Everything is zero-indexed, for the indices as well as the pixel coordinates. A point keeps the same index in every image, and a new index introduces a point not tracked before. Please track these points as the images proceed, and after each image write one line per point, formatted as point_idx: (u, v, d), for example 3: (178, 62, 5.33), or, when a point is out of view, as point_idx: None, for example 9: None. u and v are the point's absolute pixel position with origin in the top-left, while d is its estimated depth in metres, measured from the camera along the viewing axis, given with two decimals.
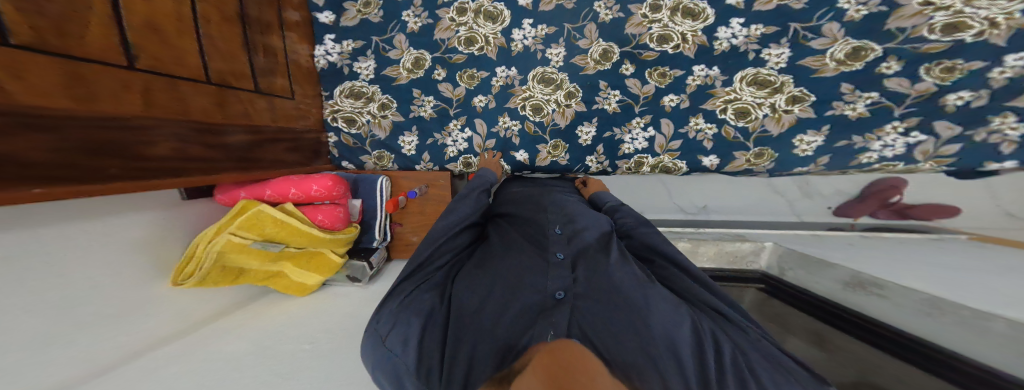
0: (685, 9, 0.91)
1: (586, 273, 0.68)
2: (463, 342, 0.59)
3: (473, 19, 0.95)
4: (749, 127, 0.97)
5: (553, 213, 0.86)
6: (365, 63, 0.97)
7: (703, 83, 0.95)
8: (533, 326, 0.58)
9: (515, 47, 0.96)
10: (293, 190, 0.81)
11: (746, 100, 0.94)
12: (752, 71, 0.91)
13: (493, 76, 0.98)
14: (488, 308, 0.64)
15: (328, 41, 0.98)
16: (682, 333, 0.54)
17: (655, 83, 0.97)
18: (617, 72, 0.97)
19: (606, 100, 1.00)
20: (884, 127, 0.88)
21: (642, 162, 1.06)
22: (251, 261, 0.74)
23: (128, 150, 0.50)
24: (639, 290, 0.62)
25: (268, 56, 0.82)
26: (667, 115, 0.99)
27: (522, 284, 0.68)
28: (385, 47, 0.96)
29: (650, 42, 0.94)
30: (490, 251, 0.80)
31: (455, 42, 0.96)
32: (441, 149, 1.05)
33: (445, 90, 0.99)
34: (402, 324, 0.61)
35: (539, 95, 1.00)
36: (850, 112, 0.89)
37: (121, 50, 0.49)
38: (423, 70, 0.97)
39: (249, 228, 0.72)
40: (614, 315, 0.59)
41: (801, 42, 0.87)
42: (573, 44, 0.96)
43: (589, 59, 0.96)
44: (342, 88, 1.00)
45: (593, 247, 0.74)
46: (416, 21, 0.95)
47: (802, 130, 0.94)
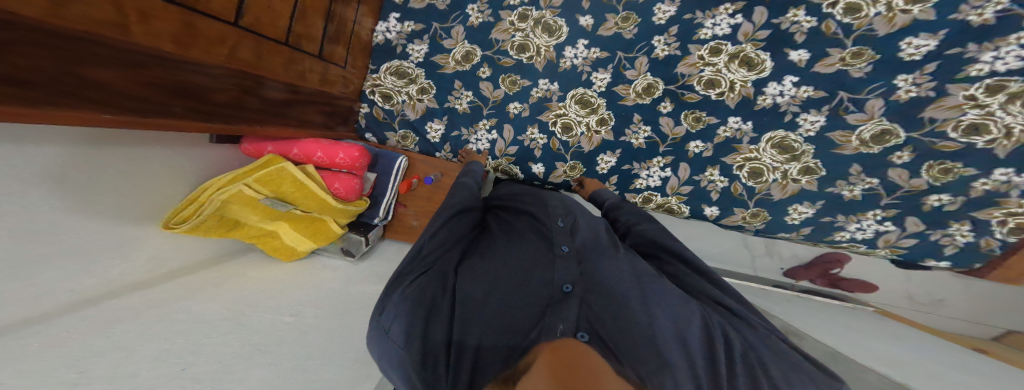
0: (744, 58, 0.91)
1: (593, 266, 0.72)
2: (472, 334, 0.59)
3: (531, 27, 0.94)
4: (756, 187, 1.04)
5: (554, 207, 0.92)
6: (418, 47, 0.96)
7: (732, 136, 0.98)
8: (542, 320, 0.59)
9: (563, 63, 0.97)
10: (318, 154, 0.82)
11: (764, 161, 0.99)
12: (781, 134, 0.94)
13: (535, 87, 0.98)
14: (498, 296, 0.66)
15: (391, 19, 0.97)
16: (692, 328, 0.58)
17: (687, 126, 0.99)
18: (654, 108, 0.98)
19: (635, 133, 1.02)
20: (866, 212, 0.99)
21: (651, 199, 1.11)
22: (251, 215, 0.71)
23: (202, 96, 0.54)
24: (647, 287, 0.67)
25: (340, 24, 0.82)
26: (687, 160, 1.03)
27: (531, 277, 0.70)
28: (442, 35, 0.96)
29: (697, 84, 0.95)
30: (494, 243, 0.83)
31: (508, 45, 0.95)
32: (462, 144, 1.05)
33: (485, 89, 0.98)
34: (408, 319, 0.59)
35: (572, 115, 1.01)
36: (846, 192, 0.98)
37: (230, 7, 0.53)
38: (470, 65, 0.97)
39: (265, 182, 0.70)
40: (624, 307, 0.61)
41: (839, 112, 0.89)
42: (620, 73, 0.97)
43: (631, 90, 0.98)
44: (389, 65, 0.98)
45: (600, 240, 0.80)
46: (478, 16, 0.94)
47: (802, 200, 1.02)
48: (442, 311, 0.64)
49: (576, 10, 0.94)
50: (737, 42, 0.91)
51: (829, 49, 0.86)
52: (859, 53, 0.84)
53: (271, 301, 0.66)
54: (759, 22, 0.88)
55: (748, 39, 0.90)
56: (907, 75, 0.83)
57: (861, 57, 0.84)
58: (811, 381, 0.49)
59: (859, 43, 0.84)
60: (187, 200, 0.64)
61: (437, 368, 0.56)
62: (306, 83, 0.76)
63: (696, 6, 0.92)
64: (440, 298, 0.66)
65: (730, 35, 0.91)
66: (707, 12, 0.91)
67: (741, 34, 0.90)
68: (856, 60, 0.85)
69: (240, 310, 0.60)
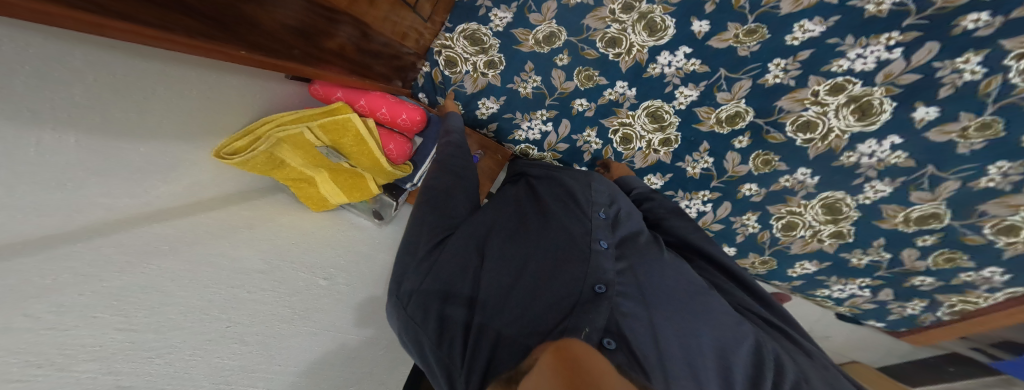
0: (864, 104, 0.78)
1: (631, 267, 0.64)
2: (491, 322, 0.54)
3: (633, 21, 0.83)
4: (781, 238, 1.05)
5: (596, 192, 0.81)
6: (502, 14, 0.86)
7: (791, 186, 0.95)
8: (566, 317, 0.52)
9: (652, 69, 0.88)
10: (383, 110, 0.71)
11: (803, 218, 0.99)
12: (838, 195, 0.92)
13: (610, 87, 0.91)
14: (522, 283, 0.59)
15: None
16: (741, 348, 0.52)
17: (752, 167, 0.95)
18: (728, 140, 0.93)
19: (694, 162, 0.99)
20: (855, 278, 1.04)
21: None
22: (296, 158, 0.64)
23: (309, 35, 0.56)
24: (695, 299, 0.60)
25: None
26: (733, 200, 1.03)
27: (561, 267, 0.62)
28: (531, 8, 0.85)
29: (790, 124, 0.86)
30: (528, 225, 0.74)
31: (599, 36, 0.85)
32: (511, 129, 0.99)
33: (556, 78, 0.91)
34: (424, 300, 0.57)
35: (637, 127, 0.96)
36: (855, 259, 1.01)
37: None
38: (549, 49, 0.88)
39: (328, 131, 0.63)
40: (666, 318, 0.54)
41: (909, 187, 0.86)
42: (712, 93, 0.88)
43: (713, 115, 0.91)
44: (466, 27, 0.88)
45: (645, 238, 0.74)
46: None
47: (811, 257, 1.06)
48: (463, 296, 0.59)
49: (695, 9, 0.80)
50: (871, 82, 0.76)
51: (964, 112, 0.72)
52: (988, 125, 0.73)
53: (299, 261, 0.65)
54: (916, 63, 0.71)
55: (885, 82, 0.75)
56: (1006, 163, 0.76)
57: (983, 132, 0.74)
58: None
59: (1000, 112, 0.71)
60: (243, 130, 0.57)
61: (452, 347, 0.52)
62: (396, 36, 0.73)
63: (855, 29, 0.73)
64: (459, 282, 0.61)
65: (868, 74, 0.75)
66: (862, 39, 0.73)
67: (882, 74, 0.74)
68: (974, 135, 0.74)
69: (273, 266, 0.60)
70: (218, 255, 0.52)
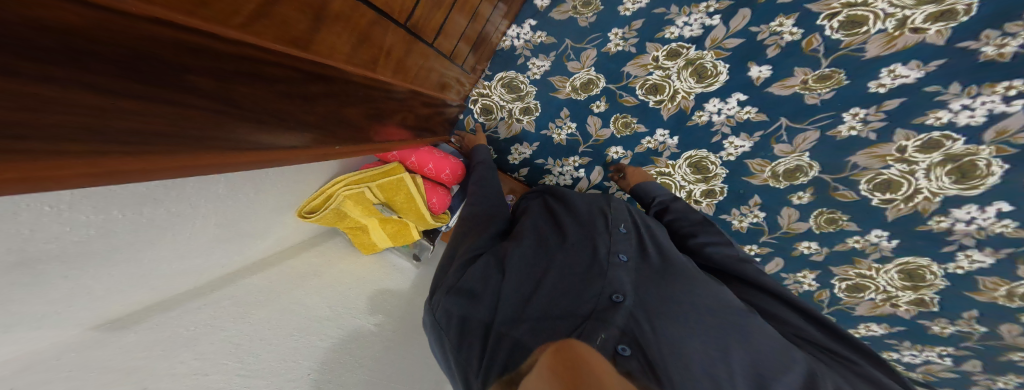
0: (965, 165, 0.64)
1: (647, 283, 0.58)
2: (516, 330, 0.51)
3: (679, 68, 0.78)
4: (843, 299, 0.89)
5: (616, 207, 0.74)
6: (540, 63, 0.87)
7: (861, 248, 0.80)
8: (582, 325, 0.51)
9: (698, 117, 0.80)
10: (429, 166, 0.86)
11: (875, 282, 0.83)
12: (922, 262, 0.76)
13: (649, 136, 0.85)
14: (543, 290, 0.57)
15: (525, 26, 0.86)
16: (787, 375, 0.43)
17: (813, 224, 0.81)
18: (784, 195, 0.81)
19: (741, 215, 0.86)
20: (935, 345, 0.86)
21: None
22: (356, 211, 0.79)
23: (368, 110, 0.58)
24: (732, 318, 0.51)
25: (473, 33, 0.75)
26: (786, 257, 0.88)
27: (584, 283, 0.58)
28: (570, 56, 0.84)
29: (865, 182, 0.73)
30: (547, 234, 0.70)
31: (639, 83, 0.81)
32: (542, 173, 0.96)
33: (591, 124, 0.88)
34: (450, 302, 0.55)
35: (677, 177, 0.88)
36: (937, 327, 0.83)
37: (404, 15, 0.53)
38: (586, 96, 0.86)
39: (385, 189, 0.79)
40: (694, 335, 0.49)
41: (1018, 260, 0.69)
42: (767, 143, 0.77)
43: (768, 168, 0.79)
44: (503, 75, 0.90)
45: (671, 250, 0.65)
46: (618, 44, 0.80)
47: (879, 320, 0.89)
48: (485, 301, 0.56)
49: (755, 54, 0.72)
50: (977, 141, 0.62)
51: None
52: None
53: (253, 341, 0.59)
54: None
55: (997, 140, 0.61)
56: None
57: None
58: None
59: None
60: (319, 193, 0.76)
61: (474, 348, 0.50)
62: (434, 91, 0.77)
63: (961, 75, 0.59)
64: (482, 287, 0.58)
65: (975, 128, 0.61)
66: (971, 87, 0.59)
67: (993, 130, 0.60)
68: None
69: (338, 312, 0.75)
70: (297, 304, 0.71)
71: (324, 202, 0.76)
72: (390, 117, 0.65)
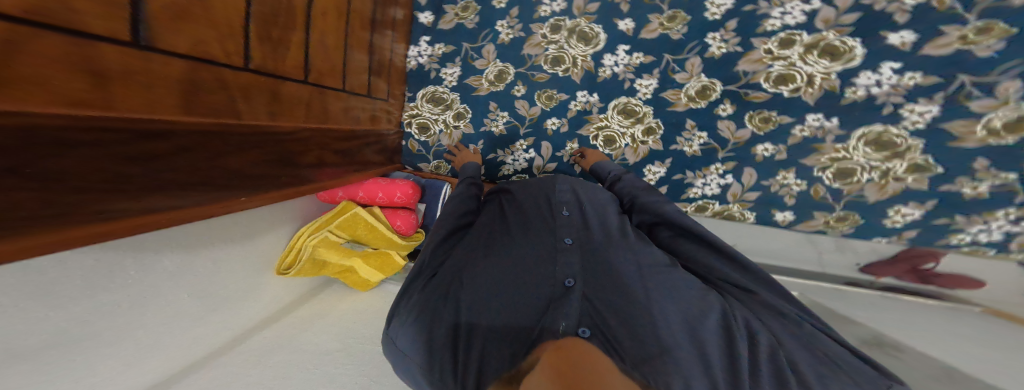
0: (826, 47, 0.78)
1: (592, 261, 0.65)
2: (477, 341, 0.56)
3: (565, 38, 0.93)
4: (845, 189, 0.84)
5: (559, 194, 0.80)
6: (450, 70, 1.01)
7: (812, 135, 0.82)
8: (542, 317, 0.55)
9: (603, 72, 0.92)
10: (380, 195, 0.95)
11: (857, 161, 0.81)
12: (877, 128, 0.77)
13: (573, 100, 0.95)
14: (499, 294, 0.62)
15: (423, 43, 1.03)
16: (710, 322, 0.54)
17: (754, 128, 0.85)
18: (711, 112, 0.87)
19: (688, 140, 0.90)
20: (995, 212, 0.76)
21: (707, 208, 0.94)
22: (330, 255, 0.86)
23: (294, 159, 0.65)
24: (663, 276, 0.62)
25: (365, 62, 0.86)
26: (754, 165, 0.87)
27: (535, 274, 0.63)
28: (473, 57, 0.99)
29: (764, 81, 0.83)
30: (496, 233, 0.76)
31: (542, 60, 0.94)
32: (498, 166, 1.02)
33: (520, 107, 0.97)
34: (417, 330, 0.59)
35: (615, 126, 0.94)
36: (969, 189, 0.76)
37: (298, 64, 0.64)
38: (503, 84, 0.97)
39: (345, 227, 0.88)
40: (630, 302, 0.58)
41: (960, 98, 0.72)
42: (668, 76, 0.88)
43: (682, 94, 0.88)
44: (425, 91, 1.03)
45: (605, 225, 0.73)
46: (508, 32, 0.96)
47: (899, 200, 0.81)
48: (448, 319, 0.60)
49: (614, 15, 0.91)
50: (815, 30, 0.78)
51: (944, 26, 0.71)
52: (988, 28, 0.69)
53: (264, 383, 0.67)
54: (844, 6, 0.76)
55: (830, 26, 0.77)
56: None
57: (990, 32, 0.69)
58: (849, 381, 0.46)
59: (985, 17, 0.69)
60: (288, 250, 0.84)
61: (445, 370, 0.54)
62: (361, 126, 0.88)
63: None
64: (442, 309, 0.61)
65: (804, 24, 0.79)
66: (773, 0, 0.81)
67: (820, 21, 0.78)
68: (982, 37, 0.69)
69: (345, 343, 0.82)
70: (305, 345, 0.78)
71: (296, 256, 0.84)
72: (323, 160, 0.75)
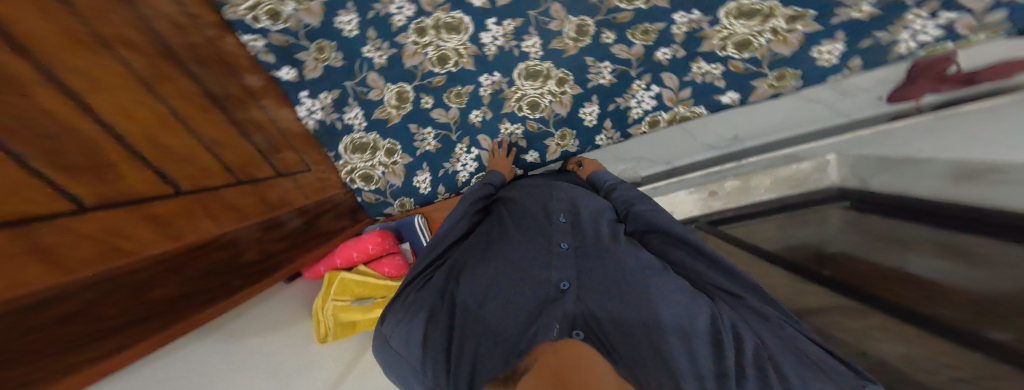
0: None
1: (589, 264, 0.73)
2: (470, 340, 0.62)
3: (435, 36, 1.00)
4: (756, 56, 0.92)
5: (554, 207, 0.88)
6: (352, 113, 1.06)
7: (690, 29, 0.94)
8: (542, 312, 0.62)
9: (488, 50, 1.01)
10: (355, 253, 1.03)
11: (742, 32, 0.90)
12: (734, 5, 0.89)
13: (481, 86, 1.06)
14: (492, 295, 0.69)
15: (304, 99, 1.02)
16: (697, 324, 0.56)
17: (639, 42, 0.98)
18: (599, 43, 0.99)
19: (599, 74, 1.02)
20: (906, 17, 0.78)
21: (657, 120, 1.06)
22: (353, 315, 0.85)
23: (221, 263, 0.72)
24: (651, 276, 0.66)
25: (231, 146, 0.80)
26: (666, 69, 0.99)
27: (528, 276, 0.72)
28: (363, 90, 1.04)
29: (619, 3, 0.96)
30: (490, 241, 0.84)
31: (428, 65, 1.03)
32: (452, 177, 1.19)
33: (440, 115, 1.08)
34: (411, 319, 0.66)
35: (531, 91, 1.05)
36: (857, 14, 0.82)
37: (158, 180, 0.62)
38: (408, 102, 1.06)
39: (344, 290, 0.90)
40: (619, 304, 0.62)
41: None
42: (545, 30, 0.99)
43: (566, 39, 1.00)
44: (345, 143, 1.11)
45: (600, 231, 0.79)
46: (379, 54, 1.00)
47: (811, 46, 0.87)
48: (443, 317, 0.67)
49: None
50: None
51: None
52: None
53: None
54: None
55: None
56: None
57: None
58: (829, 378, 0.46)
59: None
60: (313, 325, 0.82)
61: (444, 361, 0.60)
62: (290, 202, 0.95)
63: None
64: (439, 304, 0.70)
65: None
66: None
67: None
68: None
69: None
70: None
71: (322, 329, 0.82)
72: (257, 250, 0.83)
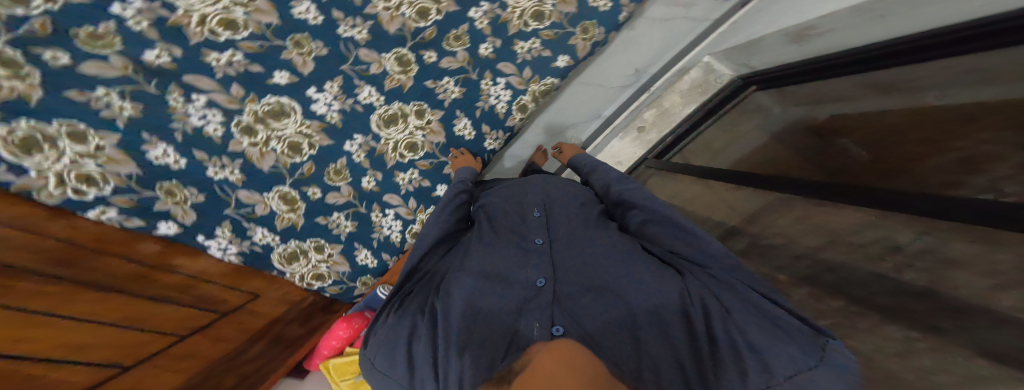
0: None
1: (565, 257, 0.74)
2: (457, 344, 0.57)
3: (265, 131, 0.78)
4: (552, 20, 0.91)
5: (530, 200, 0.93)
6: (260, 234, 0.86)
7: (490, 18, 0.87)
8: (518, 319, 0.61)
9: (332, 119, 0.85)
10: (336, 340, 0.92)
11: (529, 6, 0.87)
12: None
13: (351, 155, 0.92)
14: (479, 298, 0.66)
15: (210, 241, 0.80)
16: (666, 308, 0.57)
17: (455, 49, 0.89)
18: (427, 68, 0.89)
19: (446, 90, 0.95)
20: None
21: (523, 102, 1.08)
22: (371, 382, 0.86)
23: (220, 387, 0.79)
24: (620, 264, 0.68)
25: (196, 298, 0.77)
26: (495, 61, 0.96)
27: (510, 278, 0.71)
28: (248, 210, 0.83)
29: (417, 23, 0.81)
30: (470, 249, 0.81)
31: (286, 158, 0.83)
32: (388, 242, 1.09)
33: (337, 198, 0.95)
34: (394, 339, 0.64)
35: (399, 137, 0.97)
36: None
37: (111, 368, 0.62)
38: (300, 201, 0.89)
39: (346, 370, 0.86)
40: (593, 298, 0.63)
41: None
42: (368, 79, 0.84)
43: (395, 78, 0.87)
44: (278, 257, 0.92)
45: (574, 215, 0.85)
46: (225, 171, 0.77)
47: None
48: (428, 326, 0.64)
49: (260, 78, 0.73)
50: None
51: None
52: None
53: None
54: None
55: None
56: None
57: None
58: (800, 350, 0.45)
59: None
60: None
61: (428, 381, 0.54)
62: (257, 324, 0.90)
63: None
64: (419, 319, 0.67)
65: None
66: None
67: None
68: None
69: None
70: None
71: None
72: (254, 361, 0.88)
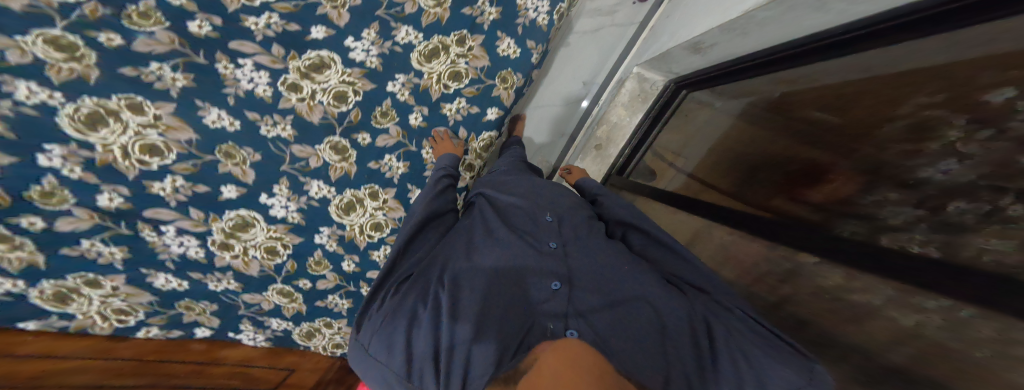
0: (312, 65, 0.73)
1: (578, 250, 0.64)
2: (463, 335, 0.46)
3: (240, 243, 0.82)
4: (469, 77, 0.90)
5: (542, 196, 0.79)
6: (278, 323, 0.96)
7: (411, 89, 0.85)
8: (532, 325, 0.51)
9: (294, 218, 0.85)
10: None
11: (440, 73, 0.87)
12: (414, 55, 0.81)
13: (324, 246, 0.92)
14: (490, 288, 0.54)
15: (239, 333, 0.91)
16: (674, 316, 0.51)
17: (384, 125, 0.86)
18: (363, 145, 0.86)
19: (392, 167, 0.92)
20: None
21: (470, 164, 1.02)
22: None
23: None
24: (624, 266, 0.60)
25: None
26: (428, 128, 0.92)
27: (523, 275, 0.59)
28: (256, 307, 0.91)
29: (338, 108, 0.79)
30: (473, 233, 0.69)
31: (267, 261, 0.87)
32: None
33: (326, 284, 0.97)
34: (390, 321, 0.51)
35: (361, 220, 0.94)
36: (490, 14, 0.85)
37: None
38: (297, 293, 0.94)
39: None
40: (605, 302, 0.54)
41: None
42: (310, 173, 0.83)
43: (337, 164, 0.85)
44: (298, 336, 1.01)
45: (582, 216, 0.74)
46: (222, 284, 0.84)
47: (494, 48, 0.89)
48: (429, 305, 0.51)
49: (210, 197, 0.74)
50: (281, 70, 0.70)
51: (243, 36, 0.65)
52: None
53: None
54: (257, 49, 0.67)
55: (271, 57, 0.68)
56: None
57: None
58: (793, 371, 0.41)
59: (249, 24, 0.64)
60: None
61: (430, 371, 0.44)
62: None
63: (136, 54, 0.58)
64: (417, 298, 0.54)
65: (274, 77, 0.70)
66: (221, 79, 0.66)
67: (270, 63, 0.69)
68: None
69: None
70: None
71: None
72: None
